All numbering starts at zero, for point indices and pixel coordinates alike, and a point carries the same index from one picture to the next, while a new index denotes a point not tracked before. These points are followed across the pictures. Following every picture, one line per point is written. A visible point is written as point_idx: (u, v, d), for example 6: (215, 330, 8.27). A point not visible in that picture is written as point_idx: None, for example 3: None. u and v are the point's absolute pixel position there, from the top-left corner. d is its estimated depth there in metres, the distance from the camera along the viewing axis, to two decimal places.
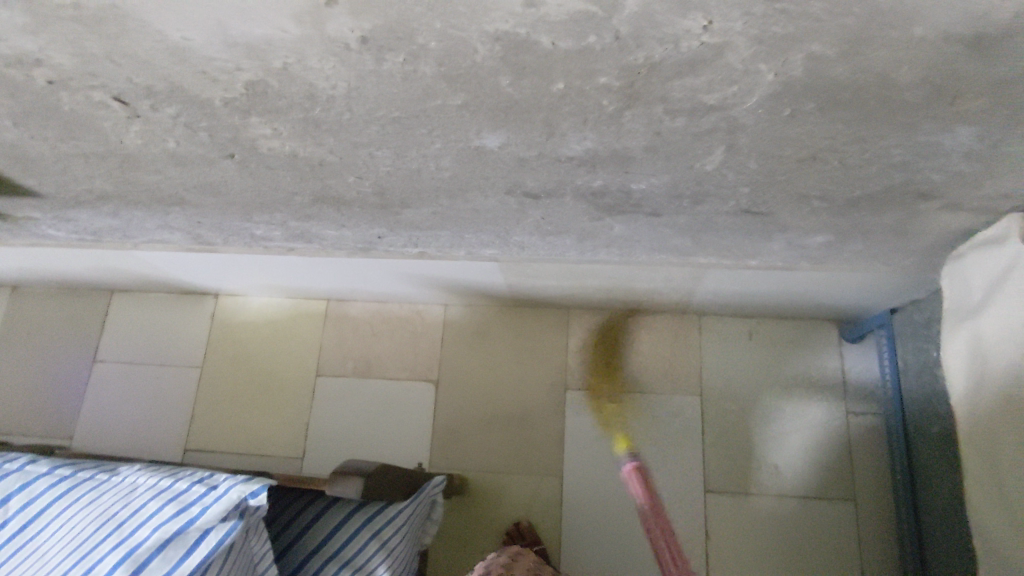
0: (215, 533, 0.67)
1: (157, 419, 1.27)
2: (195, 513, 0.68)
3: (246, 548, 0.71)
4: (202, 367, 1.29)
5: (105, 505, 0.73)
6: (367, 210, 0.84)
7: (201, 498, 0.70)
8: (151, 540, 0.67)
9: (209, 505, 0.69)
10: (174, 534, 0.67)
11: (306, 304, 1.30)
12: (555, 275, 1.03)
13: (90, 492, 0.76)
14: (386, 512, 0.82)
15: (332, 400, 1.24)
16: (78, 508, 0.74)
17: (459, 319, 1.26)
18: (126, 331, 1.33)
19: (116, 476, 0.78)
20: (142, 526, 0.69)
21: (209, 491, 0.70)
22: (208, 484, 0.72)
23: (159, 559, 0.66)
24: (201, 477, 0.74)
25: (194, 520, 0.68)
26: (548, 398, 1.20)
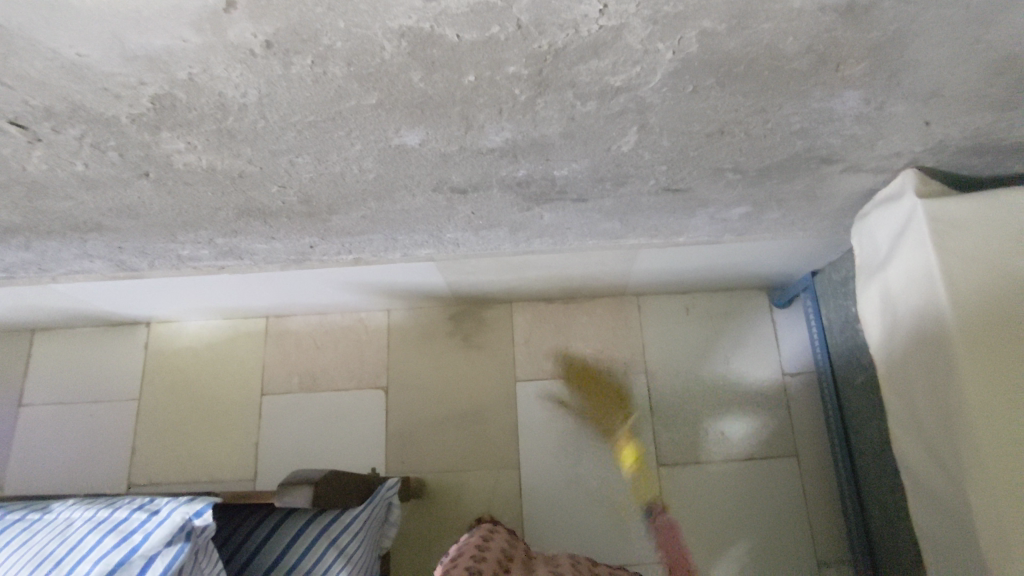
0: (161, 559, 0.65)
1: (95, 458, 1.21)
2: (138, 541, 0.66)
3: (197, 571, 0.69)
4: (140, 399, 1.24)
5: (38, 544, 0.70)
6: (295, 220, 0.83)
7: (143, 524, 0.68)
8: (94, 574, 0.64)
9: (153, 530, 0.67)
10: (117, 565, 0.65)
11: (245, 323, 1.27)
12: (493, 270, 1.04)
13: (22, 534, 0.72)
14: (342, 519, 0.81)
15: (280, 418, 1.22)
16: (9, 552, 0.70)
17: (403, 323, 1.25)
18: (53, 370, 1.27)
19: (48, 513, 0.74)
20: (82, 561, 0.66)
21: (150, 516, 0.68)
22: (150, 508, 0.69)
23: None
24: (141, 503, 0.71)
25: (137, 549, 0.65)
26: (500, 392, 1.21)
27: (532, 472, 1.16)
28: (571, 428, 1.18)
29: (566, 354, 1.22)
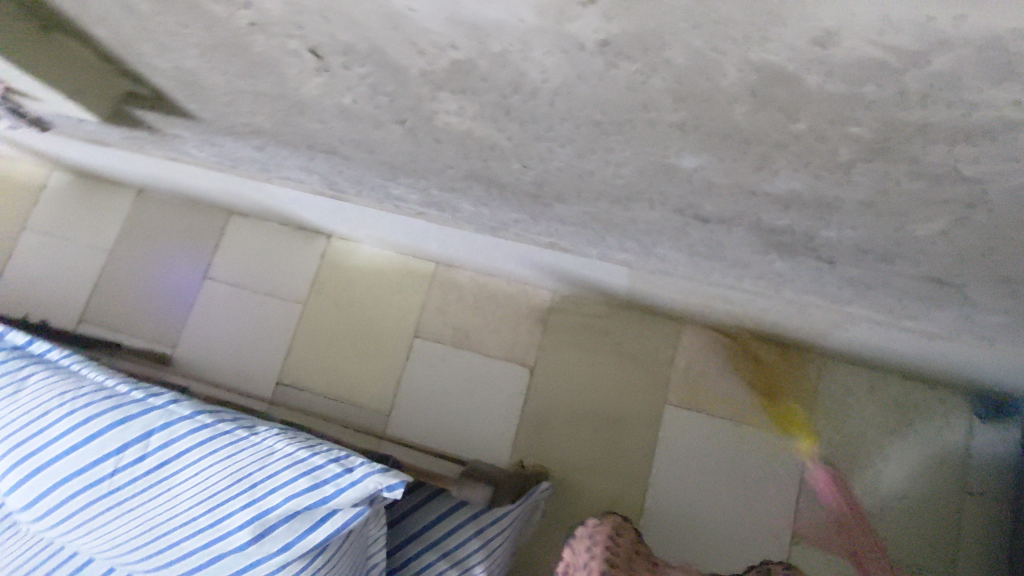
0: (343, 515, 0.79)
1: (255, 345, 1.30)
2: (330, 493, 0.79)
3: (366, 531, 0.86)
4: (306, 304, 1.31)
5: (243, 464, 0.82)
6: (517, 196, 0.80)
7: (336, 478, 0.80)
8: (283, 509, 0.79)
9: (347, 488, 0.79)
10: (304, 508, 0.79)
11: (415, 262, 1.29)
12: (683, 291, 0.98)
13: (229, 448, 0.83)
14: (493, 514, 0.99)
15: (426, 363, 1.24)
16: (216, 461, 0.83)
17: (567, 310, 1.23)
18: (239, 253, 1.36)
19: (255, 437, 0.84)
20: (281, 494, 0.80)
21: (344, 473, 0.80)
22: (347, 467, 0.80)
23: (286, 528, 0.79)
24: (337, 454, 0.82)
25: (329, 500, 0.79)
26: (644, 409, 1.19)
27: (656, 498, 1.16)
28: (706, 467, 1.17)
29: (721, 393, 1.19)
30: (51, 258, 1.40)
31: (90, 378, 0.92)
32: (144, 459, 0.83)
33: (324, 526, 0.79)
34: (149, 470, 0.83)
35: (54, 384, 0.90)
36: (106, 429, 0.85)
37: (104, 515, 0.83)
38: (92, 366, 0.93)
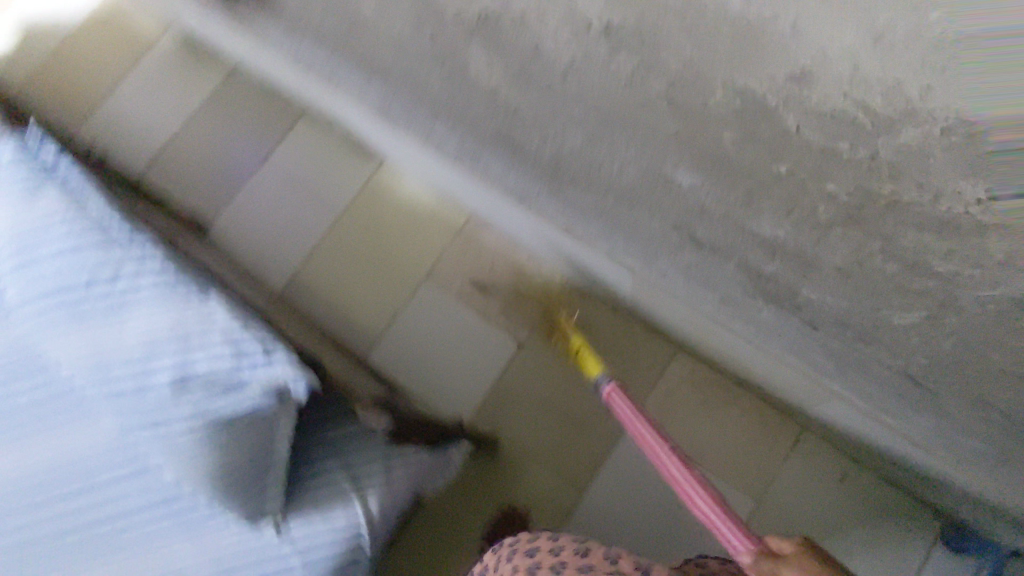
0: (249, 400, 0.71)
1: (280, 240, 1.34)
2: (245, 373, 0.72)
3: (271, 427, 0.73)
4: (339, 216, 1.34)
5: (186, 318, 0.75)
6: None
7: (255, 362, 0.72)
8: (197, 377, 0.72)
9: (259, 371, 0.72)
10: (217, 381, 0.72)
11: (450, 211, 1.31)
12: (681, 315, 0.96)
13: (175, 303, 0.76)
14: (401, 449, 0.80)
15: (425, 306, 1.26)
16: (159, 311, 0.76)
17: (570, 301, 1.20)
18: (297, 150, 1.40)
19: (204, 298, 0.76)
20: (198, 361, 0.72)
21: (264, 359, 0.72)
22: (273, 350, 0.73)
23: (192, 397, 0.72)
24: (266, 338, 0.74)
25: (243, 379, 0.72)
26: (611, 421, 1.15)
27: (589, 509, 1.12)
28: (650, 498, 1.11)
29: (693, 435, 1.10)
30: (132, 104, 1.47)
31: (88, 203, 0.85)
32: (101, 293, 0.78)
33: (234, 401, 0.71)
34: (104, 298, 0.78)
35: (55, 196, 0.85)
36: (88, 252, 0.81)
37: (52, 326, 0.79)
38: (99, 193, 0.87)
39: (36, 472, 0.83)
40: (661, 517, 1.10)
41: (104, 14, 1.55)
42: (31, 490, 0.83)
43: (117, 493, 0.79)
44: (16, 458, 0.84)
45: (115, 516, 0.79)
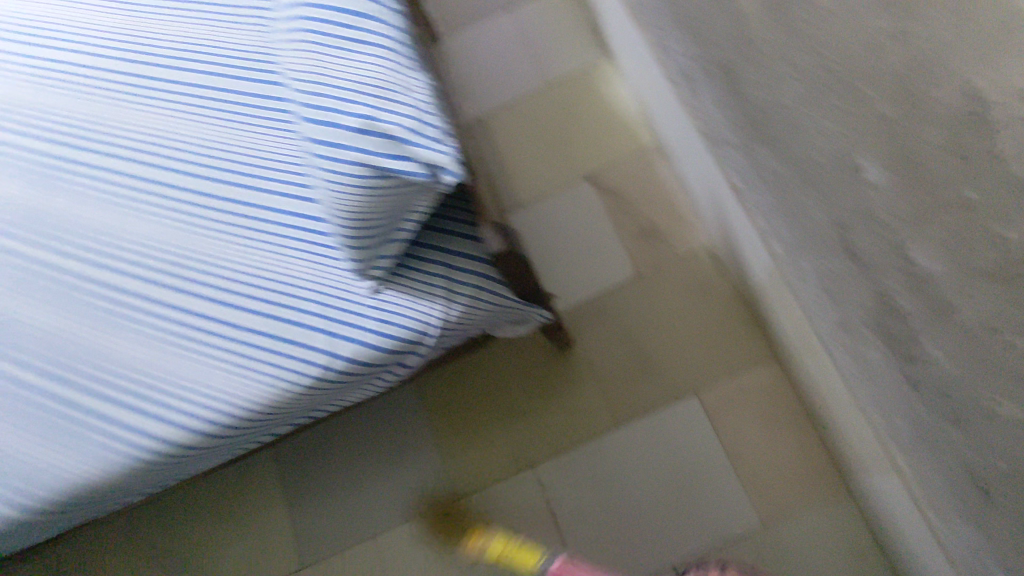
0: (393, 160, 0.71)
1: (489, 84, 1.42)
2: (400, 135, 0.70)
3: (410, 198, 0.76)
4: (546, 87, 1.38)
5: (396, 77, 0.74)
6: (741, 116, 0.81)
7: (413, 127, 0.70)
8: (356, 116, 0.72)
9: (428, 148, 0.70)
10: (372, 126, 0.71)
11: (644, 129, 1.30)
12: (796, 323, 0.93)
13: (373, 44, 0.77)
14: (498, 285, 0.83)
15: (575, 199, 1.28)
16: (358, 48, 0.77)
17: (702, 263, 1.19)
18: (544, 12, 1.44)
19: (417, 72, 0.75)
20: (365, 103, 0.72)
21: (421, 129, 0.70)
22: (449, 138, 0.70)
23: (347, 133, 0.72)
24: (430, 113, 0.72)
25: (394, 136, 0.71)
26: (678, 383, 1.13)
27: (610, 443, 1.11)
28: (669, 465, 1.09)
29: (744, 438, 1.08)
30: None
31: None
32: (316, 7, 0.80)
33: (400, 163, 0.71)
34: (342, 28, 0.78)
35: None
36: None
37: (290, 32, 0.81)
38: None
39: (226, 146, 0.92)
40: (669, 491, 1.08)
41: None
42: (213, 156, 0.93)
43: (271, 194, 0.89)
44: (215, 126, 0.95)
45: (261, 211, 0.89)
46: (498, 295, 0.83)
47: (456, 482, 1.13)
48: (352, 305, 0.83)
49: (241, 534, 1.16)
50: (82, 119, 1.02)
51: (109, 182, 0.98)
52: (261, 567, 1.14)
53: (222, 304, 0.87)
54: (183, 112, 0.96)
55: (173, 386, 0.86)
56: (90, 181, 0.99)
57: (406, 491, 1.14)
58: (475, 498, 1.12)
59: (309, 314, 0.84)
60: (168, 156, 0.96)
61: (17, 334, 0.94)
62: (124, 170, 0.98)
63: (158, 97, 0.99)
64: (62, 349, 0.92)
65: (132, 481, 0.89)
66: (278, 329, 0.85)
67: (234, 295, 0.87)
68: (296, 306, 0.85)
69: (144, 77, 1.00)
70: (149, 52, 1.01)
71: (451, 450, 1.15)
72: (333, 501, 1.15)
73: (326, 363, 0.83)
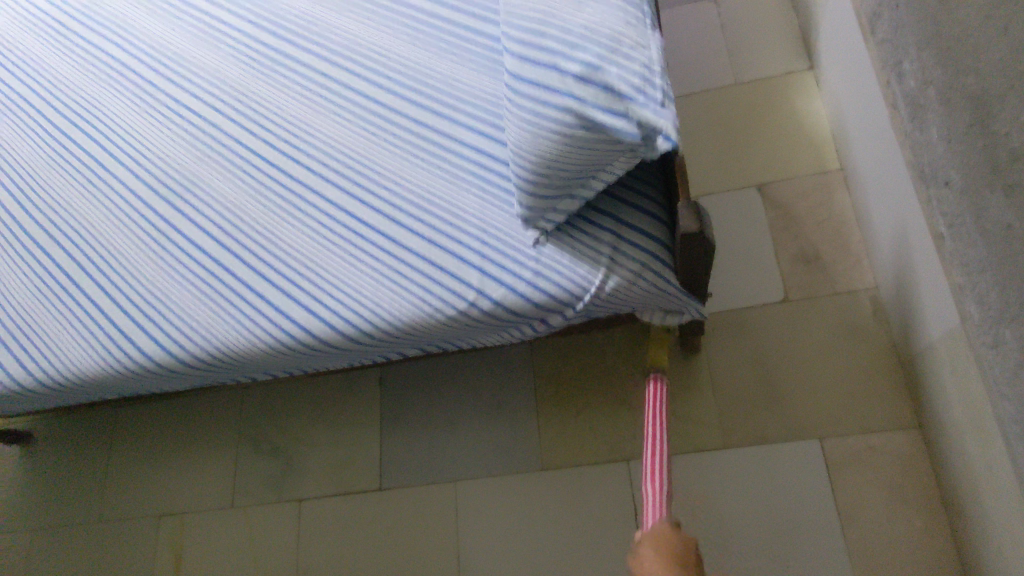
0: (605, 116, 0.68)
1: (674, 69, 1.36)
2: (617, 90, 0.67)
3: (609, 157, 0.73)
4: (736, 85, 1.31)
5: (628, 29, 0.71)
6: (985, 155, 0.72)
7: (632, 87, 0.67)
8: (575, 65, 0.70)
9: (647, 109, 0.66)
10: (589, 79, 0.69)
11: (833, 151, 1.21)
12: (967, 396, 0.84)
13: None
14: (665, 268, 0.79)
15: (739, 206, 1.22)
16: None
17: (863, 305, 1.10)
18: (752, 8, 1.36)
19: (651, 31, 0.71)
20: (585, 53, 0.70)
21: (641, 90, 0.67)
22: (672, 103, 0.66)
23: (564, 80, 0.71)
24: (655, 73, 0.68)
25: (611, 91, 0.68)
26: (803, 422, 1.06)
27: (713, 462, 1.06)
28: (771, 503, 1.03)
29: (861, 498, 1.00)
30: None
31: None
32: None
33: (614, 119, 0.68)
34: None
35: None
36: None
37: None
38: None
39: (428, 75, 0.94)
40: (763, 529, 1.02)
41: None
42: (412, 77, 0.95)
43: (460, 125, 0.90)
44: (420, 49, 0.97)
45: (446, 139, 0.90)
46: (660, 280, 0.79)
47: (546, 453, 1.12)
48: (512, 250, 0.83)
49: (332, 440, 1.20)
50: (298, 13, 1.06)
51: (310, 78, 1.01)
52: (341, 476, 1.18)
53: (387, 217, 0.89)
54: (393, 32, 0.99)
55: (325, 282, 0.89)
56: (290, 73, 1.03)
57: (496, 447, 1.14)
58: (561, 475, 1.11)
59: (468, 248, 0.84)
60: (369, 67, 0.98)
61: (198, 198, 1.00)
62: (325, 70, 1.01)
63: (372, 13, 1.02)
64: (234, 223, 0.96)
65: (266, 360, 0.93)
66: (435, 255, 0.85)
67: (400, 212, 0.89)
68: (457, 237, 0.85)
69: None
70: None
71: (549, 421, 1.13)
72: (425, 435, 1.17)
73: (474, 300, 0.83)
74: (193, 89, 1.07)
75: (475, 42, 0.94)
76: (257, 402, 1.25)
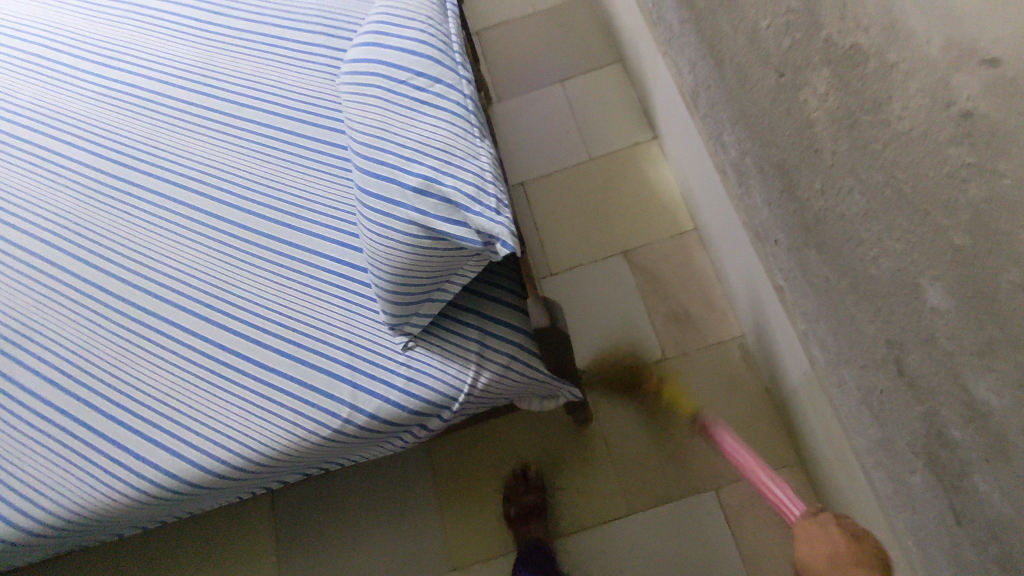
0: (447, 226, 0.71)
1: (534, 151, 1.44)
2: (455, 203, 0.71)
3: (459, 265, 0.75)
4: (591, 160, 1.40)
5: (458, 140, 0.74)
6: (796, 215, 0.81)
7: (468, 199, 0.70)
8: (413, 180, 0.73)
9: (485, 218, 0.69)
10: (427, 191, 0.72)
11: (684, 213, 1.31)
12: (828, 430, 0.92)
13: (435, 107, 0.77)
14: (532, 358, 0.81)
15: (608, 274, 1.28)
16: (421, 111, 0.78)
17: (732, 355, 1.17)
18: (595, 88, 1.47)
19: (481, 139, 0.75)
20: (422, 168, 0.73)
21: (477, 202, 0.70)
22: (506, 208, 0.70)
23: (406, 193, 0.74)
24: (488, 183, 0.71)
25: (450, 202, 0.71)
26: (696, 476, 1.09)
27: (619, 532, 1.07)
28: (680, 561, 1.05)
29: (760, 541, 1.04)
30: None
31: (451, 21, 0.88)
32: (389, 66, 0.82)
33: (455, 228, 0.71)
34: (413, 89, 0.79)
35: None
36: (423, 52, 0.81)
37: (365, 90, 0.83)
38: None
39: (279, 190, 0.95)
40: None
41: None
42: (263, 194, 0.95)
43: (317, 238, 0.90)
44: (271, 165, 0.97)
45: (304, 254, 0.90)
46: (529, 370, 0.81)
47: (457, 553, 1.09)
48: (381, 359, 0.82)
49: None
50: (141, 141, 1.04)
51: (156, 206, 0.99)
52: None
53: (250, 340, 0.87)
54: (242, 151, 1.00)
55: (190, 418, 0.85)
56: (132, 200, 1.00)
57: (403, 554, 1.10)
58: (473, 572, 1.08)
59: (336, 362, 0.83)
60: (218, 188, 0.98)
61: (39, 345, 0.93)
62: (172, 196, 0.99)
63: (216, 132, 1.02)
64: (82, 366, 0.91)
65: (133, 513, 0.86)
66: (303, 373, 0.83)
67: (263, 334, 0.87)
68: (323, 353, 0.84)
69: (207, 112, 1.04)
70: (216, 88, 1.05)
71: (455, 518, 1.11)
72: (330, 555, 1.11)
73: (348, 416, 0.81)
74: (27, 228, 1.02)
75: (325, 156, 0.96)
76: (145, 547, 1.16)
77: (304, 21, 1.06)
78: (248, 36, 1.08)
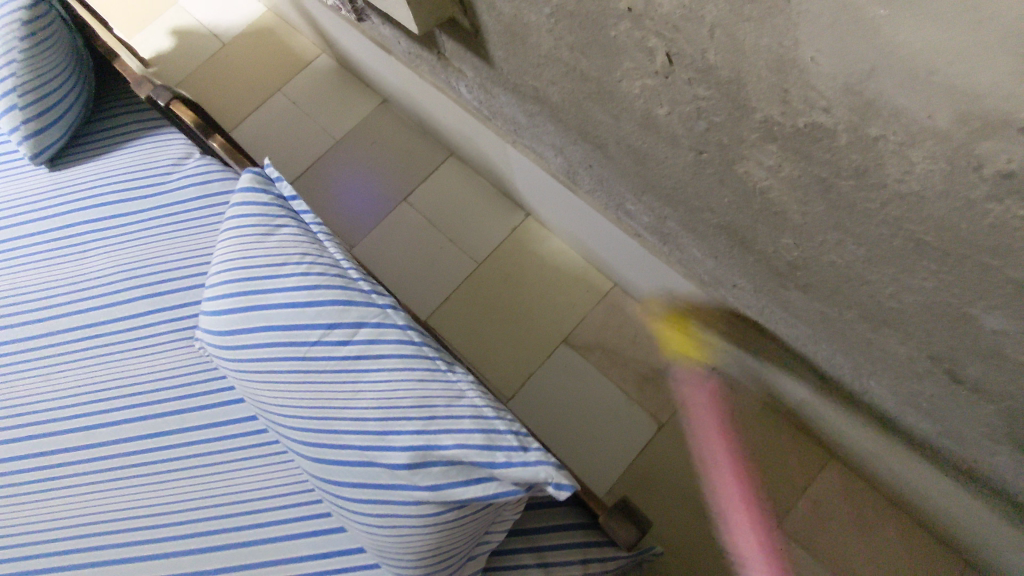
0: (475, 488, 0.59)
1: (416, 281, 1.32)
2: (474, 460, 0.60)
3: (497, 511, 0.65)
4: (480, 264, 1.31)
5: (433, 385, 0.64)
6: (758, 266, 0.75)
7: (487, 449, 0.60)
8: (408, 452, 0.61)
9: (515, 464, 0.59)
10: (432, 458, 0.61)
11: (595, 275, 1.25)
12: (863, 431, 0.88)
13: (387, 359, 0.67)
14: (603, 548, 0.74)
15: (562, 370, 1.20)
16: (372, 369, 0.66)
17: (718, 388, 1.14)
18: (442, 192, 1.38)
19: (452, 371, 0.66)
20: (414, 435, 0.61)
21: (499, 447, 0.60)
22: (534, 442, 0.60)
23: (406, 468, 0.61)
24: (498, 422, 0.61)
25: (467, 461, 0.60)
26: (755, 525, 1.05)
27: None
28: None
29: (844, 553, 1.00)
30: (281, 122, 1.53)
31: (330, 247, 0.77)
32: (299, 330, 0.69)
33: (485, 487, 0.59)
34: (347, 347, 0.68)
35: (258, 214, 0.79)
36: (326, 298, 0.70)
37: (275, 367, 0.69)
38: (297, 215, 0.80)
39: (197, 493, 0.83)
40: None
41: (272, 45, 1.63)
42: (176, 505, 0.82)
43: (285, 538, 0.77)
44: (189, 474, 0.84)
45: (282, 566, 0.76)
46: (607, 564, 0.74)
47: None
48: None
49: None
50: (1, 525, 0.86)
51: None
52: None
53: None
54: (121, 469, 0.86)
55: None
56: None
57: None
58: None
59: None
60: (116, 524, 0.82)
61: None
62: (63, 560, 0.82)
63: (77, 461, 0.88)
64: None
65: None
66: None
67: None
68: None
69: (55, 446, 0.90)
70: (49, 415, 0.92)
71: None
72: None
73: None
74: None
75: (257, 440, 0.85)
76: None
77: (124, 295, 0.96)
78: (65, 335, 0.96)
